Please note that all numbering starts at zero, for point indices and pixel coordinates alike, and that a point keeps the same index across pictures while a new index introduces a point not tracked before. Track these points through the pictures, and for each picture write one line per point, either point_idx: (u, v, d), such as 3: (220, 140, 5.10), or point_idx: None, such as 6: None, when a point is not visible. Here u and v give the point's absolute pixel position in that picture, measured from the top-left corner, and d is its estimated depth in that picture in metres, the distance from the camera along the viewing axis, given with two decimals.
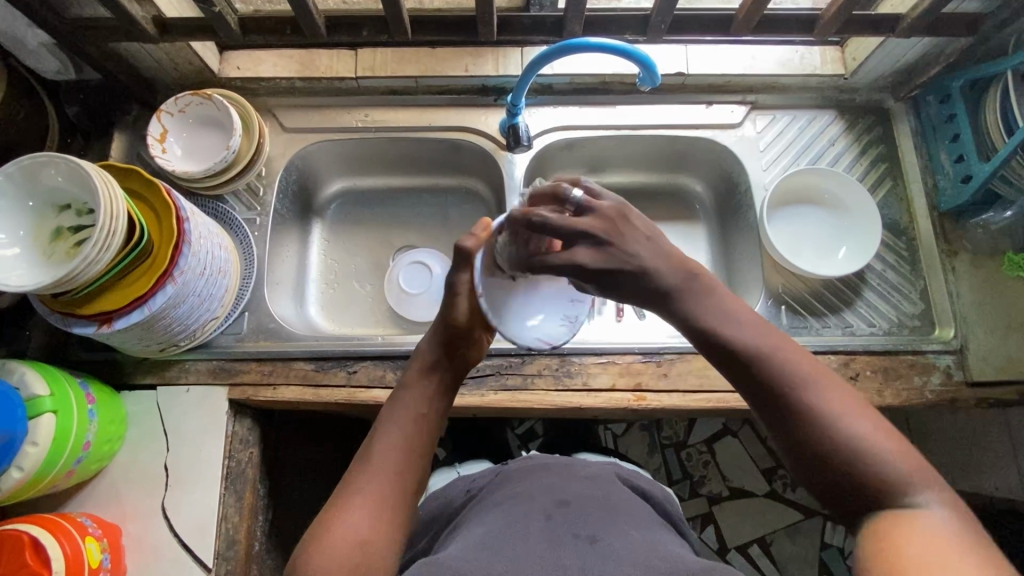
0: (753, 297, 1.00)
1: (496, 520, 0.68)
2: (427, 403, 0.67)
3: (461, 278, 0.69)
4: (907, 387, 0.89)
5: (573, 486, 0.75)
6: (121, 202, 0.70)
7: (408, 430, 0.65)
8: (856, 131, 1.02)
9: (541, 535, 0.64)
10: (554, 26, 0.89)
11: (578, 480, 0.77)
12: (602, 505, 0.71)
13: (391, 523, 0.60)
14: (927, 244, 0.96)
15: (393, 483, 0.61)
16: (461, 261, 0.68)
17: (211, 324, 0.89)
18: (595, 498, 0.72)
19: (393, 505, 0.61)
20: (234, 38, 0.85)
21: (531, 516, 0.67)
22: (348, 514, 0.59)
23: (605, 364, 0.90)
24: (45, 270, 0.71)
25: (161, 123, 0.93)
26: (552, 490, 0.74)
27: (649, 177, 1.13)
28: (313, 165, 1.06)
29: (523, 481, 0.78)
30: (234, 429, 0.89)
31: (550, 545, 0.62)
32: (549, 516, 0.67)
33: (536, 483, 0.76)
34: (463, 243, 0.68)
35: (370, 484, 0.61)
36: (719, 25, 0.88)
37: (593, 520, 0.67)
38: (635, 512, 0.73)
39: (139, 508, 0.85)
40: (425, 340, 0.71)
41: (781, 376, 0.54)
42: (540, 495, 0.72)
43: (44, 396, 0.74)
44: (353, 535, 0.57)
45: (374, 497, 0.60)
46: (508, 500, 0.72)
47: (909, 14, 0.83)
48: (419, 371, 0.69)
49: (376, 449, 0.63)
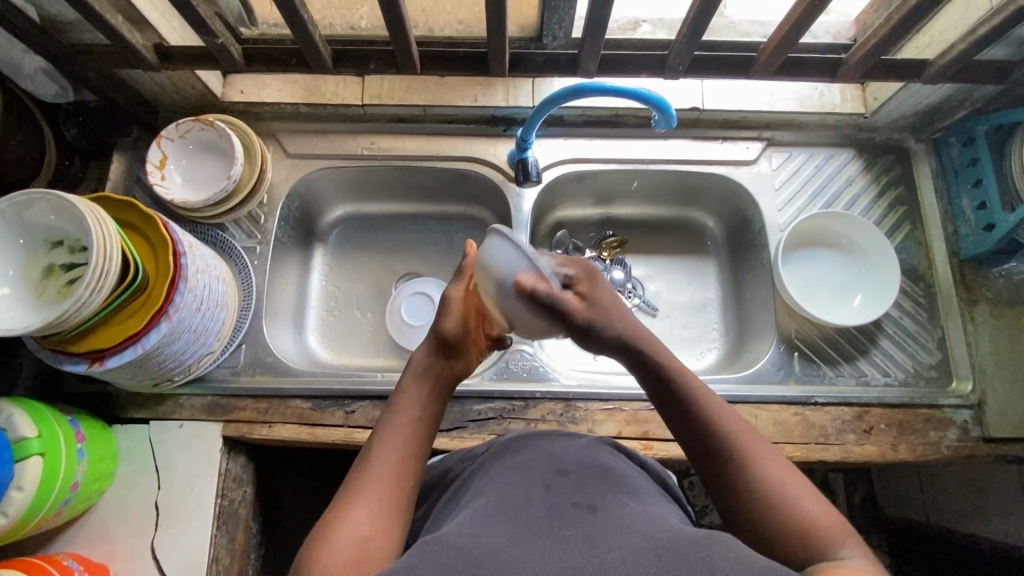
0: (764, 342, 0.96)
1: (491, 493, 0.57)
2: (424, 408, 0.65)
3: (451, 288, 0.72)
4: (922, 442, 0.86)
5: (571, 454, 0.64)
6: (115, 241, 0.68)
7: (408, 434, 0.62)
8: (874, 171, 1.00)
9: (535, 509, 0.53)
10: (568, 63, 0.85)
11: (575, 447, 0.66)
12: (605, 477, 0.61)
13: (390, 526, 0.55)
14: (945, 291, 0.94)
15: (395, 482, 0.58)
16: (459, 276, 0.73)
17: (206, 358, 0.87)
18: (596, 468, 0.62)
19: (390, 509, 0.56)
20: (237, 68, 0.83)
21: (529, 490, 0.57)
22: (347, 516, 0.54)
23: (611, 411, 0.88)
24: (35, 311, 0.69)
25: (161, 149, 0.91)
26: (546, 457, 0.63)
27: (660, 210, 1.10)
28: (316, 192, 1.03)
29: (515, 451, 0.66)
30: (228, 467, 0.87)
31: (547, 521, 0.51)
32: (548, 487, 0.56)
33: (531, 450, 0.65)
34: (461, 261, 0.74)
35: (372, 481, 0.57)
36: (740, 65, 0.85)
37: (596, 492, 0.57)
38: (639, 487, 0.62)
39: (128, 547, 0.83)
40: (419, 351, 0.71)
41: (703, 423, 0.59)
42: (535, 464, 0.62)
43: (32, 438, 0.71)
44: (352, 534, 0.52)
45: (376, 497, 0.56)
46: (500, 472, 0.61)
47: (937, 61, 0.81)
48: (415, 371, 0.68)
49: (375, 453, 0.60)
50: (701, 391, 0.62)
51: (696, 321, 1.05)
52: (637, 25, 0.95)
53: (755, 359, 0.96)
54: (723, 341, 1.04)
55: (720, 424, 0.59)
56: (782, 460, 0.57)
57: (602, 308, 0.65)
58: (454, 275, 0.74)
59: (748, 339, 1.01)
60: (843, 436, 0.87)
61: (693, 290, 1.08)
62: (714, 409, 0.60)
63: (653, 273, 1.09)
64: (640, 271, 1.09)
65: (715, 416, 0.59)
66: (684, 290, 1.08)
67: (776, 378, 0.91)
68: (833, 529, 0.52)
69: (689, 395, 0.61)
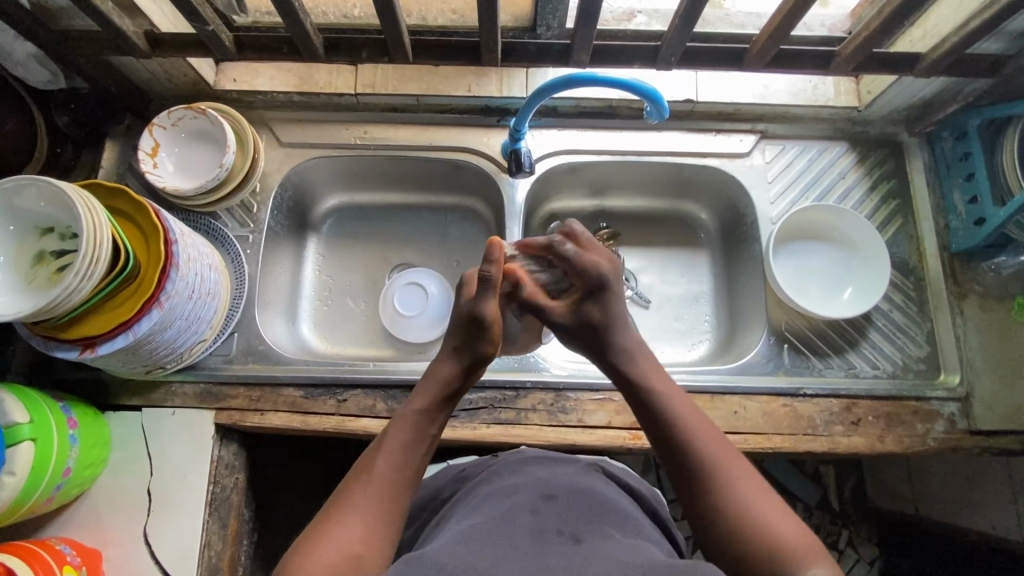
0: (754, 334, 0.97)
1: (480, 513, 0.59)
2: (437, 426, 0.66)
3: (487, 306, 0.68)
4: (909, 434, 0.87)
5: (562, 479, 0.67)
6: (105, 227, 0.68)
7: (412, 452, 0.62)
8: (867, 165, 1.00)
9: (523, 530, 0.55)
10: (560, 53, 0.85)
11: (564, 473, 0.69)
12: (592, 500, 0.63)
13: (381, 540, 0.56)
14: (936, 286, 0.94)
15: (388, 498, 0.58)
16: (490, 290, 0.69)
17: (199, 346, 0.87)
18: (583, 492, 0.64)
19: (382, 522, 0.57)
20: (229, 55, 0.82)
21: (516, 510, 0.59)
22: (338, 528, 0.55)
23: (601, 401, 0.88)
24: (24, 297, 0.69)
25: (153, 136, 0.90)
26: (537, 481, 0.66)
27: (654, 202, 1.10)
28: (310, 181, 1.03)
29: (506, 476, 0.69)
30: (220, 454, 0.87)
31: (532, 543, 0.53)
32: (536, 511, 0.59)
33: (522, 475, 0.68)
34: (487, 271, 0.68)
35: (366, 499, 0.58)
36: (732, 57, 0.85)
37: (582, 518, 0.59)
38: (626, 512, 0.65)
39: (121, 533, 0.83)
40: (435, 368, 0.69)
41: (680, 432, 0.63)
42: (524, 488, 0.64)
43: (23, 424, 0.71)
44: (343, 549, 0.53)
45: (368, 509, 0.57)
46: (492, 495, 0.64)
47: (929, 55, 0.81)
48: (430, 392, 0.67)
49: (375, 466, 0.60)
50: (682, 404, 0.66)
51: (688, 313, 1.06)
52: (631, 16, 0.95)
53: (745, 350, 0.97)
54: (715, 334, 1.05)
55: (696, 436, 0.62)
56: (758, 481, 0.59)
57: (575, 314, 0.72)
58: (483, 289, 0.69)
59: (739, 331, 1.01)
60: (831, 428, 0.87)
61: (686, 283, 1.08)
62: (693, 423, 0.63)
63: (646, 265, 1.09)
64: (633, 263, 1.09)
65: (691, 429, 0.63)
66: (676, 282, 1.08)
67: (765, 370, 0.92)
68: (796, 550, 0.53)
69: (670, 407, 0.65)
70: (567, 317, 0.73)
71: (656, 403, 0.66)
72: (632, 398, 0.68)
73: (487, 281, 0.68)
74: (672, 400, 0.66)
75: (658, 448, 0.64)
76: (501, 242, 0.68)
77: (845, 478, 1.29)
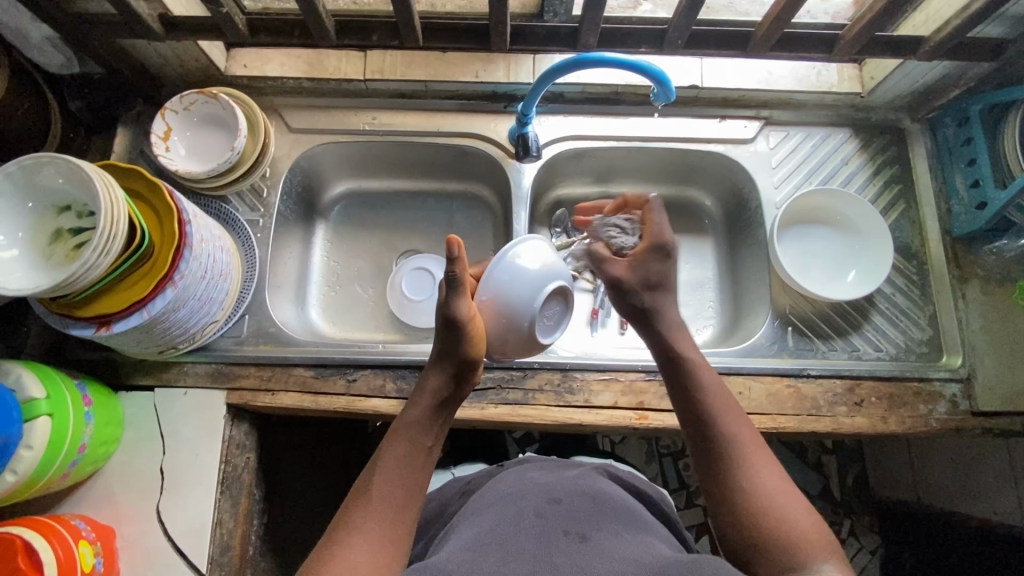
0: (758, 318, 0.98)
1: (484, 522, 0.60)
2: (433, 437, 0.65)
3: (462, 306, 0.63)
4: (911, 414, 0.88)
5: (566, 483, 0.67)
6: (122, 207, 0.69)
7: (410, 468, 0.62)
8: (870, 151, 1.01)
9: (528, 536, 0.56)
10: (568, 36, 0.86)
11: (567, 478, 0.70)
12: (597, 501, 0.64)
13: (388, 558, 0.57)
14: (938, 268, 0.95)
15: (392, 518, 0.60)
16: (460, 289, 0.62)
17: (211, 327, 0.88)
18: (587, 493, 0.65)
19: (388, 540, 0.58)
20: (242, 39, 0.84)
21: (521, 514, 0.60)
22: (346, 551, 0.56)
23: (607, 381, 0.89)
24: (43, 273, 0.70)
25: (165, 120, 0.91)
26: (539, 487, 0.66)
27: (659, 188, 1.11)
28: (320, 167, 1.05)
29: (511, 482, 0.70)
30: (231, 434, 0.88)
31: (537, 547, 0.54)
32: (540, 514, 0.60)
33: (526, 481, 0.69)
34: (450, 271, 0.60)
35: (370, 521, 0.59)
36: (738, 41, 0.86)
37: (588, 518, 0.60)
38: (632, 510, 0.66)
39: (134, 510, 0.85)
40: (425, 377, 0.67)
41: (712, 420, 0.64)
42: (528, 493, 0.65)
43: (40, 399, 0.72)
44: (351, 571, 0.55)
45: (373, 528, 0.58)
46: (497, 501, 0.64)
47: (932, 37, 0.82)
48: (422, 404, 0.66)
49: (376, 487, 0.61)
50: (718, 393, 0.66)
51: (693, 298, 1.07)
52: (637, 4, 0.96)
53: (749, 334, 0.98)
54: (719, 319, 1.06)
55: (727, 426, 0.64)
56: (779, 475, 0.61)
57: (640, 269, 0.71)
58: (451, 290, 0.62)
59: (744, 315, 1.02)
60: (835, 409, 0.88)
61: (690, 268, 1.09)
62: (727, 413, 0.65)
63: None
64: None
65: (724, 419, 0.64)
66: (681, 268, 1.09)
67: (770, 352, 0.93)
68: (809, 544, 0.55)
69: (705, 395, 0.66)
70: (627, 274, 0.71)
71: (694, 389, 0.66)
72: (669, 378, 0.69)
73: (451, 281, 0.61)
74: (709, 388, 0.66)
75: (687, 430, 0.66)
76: (457, 239, 0.58)
77: (847, 465, 1.30)
